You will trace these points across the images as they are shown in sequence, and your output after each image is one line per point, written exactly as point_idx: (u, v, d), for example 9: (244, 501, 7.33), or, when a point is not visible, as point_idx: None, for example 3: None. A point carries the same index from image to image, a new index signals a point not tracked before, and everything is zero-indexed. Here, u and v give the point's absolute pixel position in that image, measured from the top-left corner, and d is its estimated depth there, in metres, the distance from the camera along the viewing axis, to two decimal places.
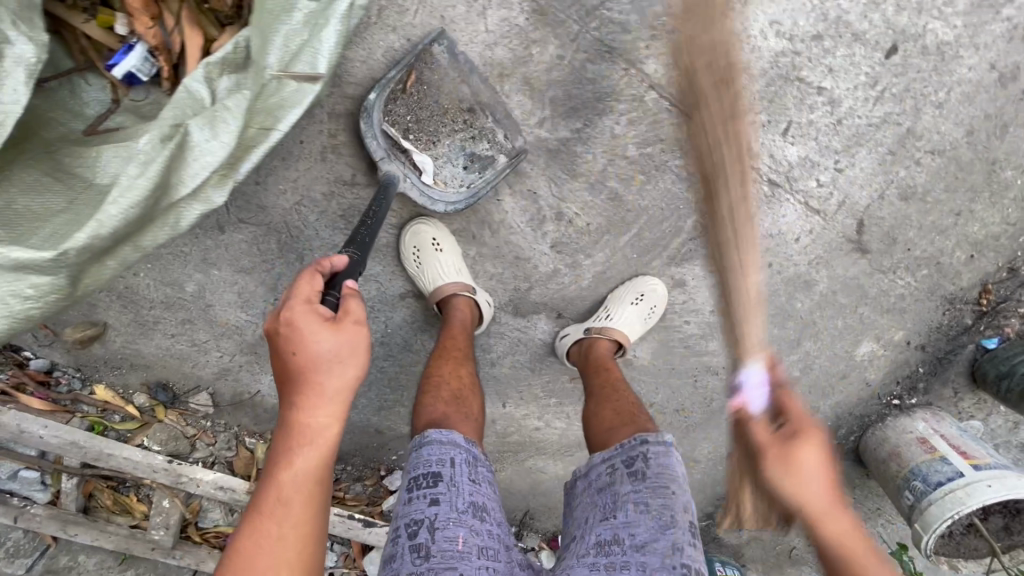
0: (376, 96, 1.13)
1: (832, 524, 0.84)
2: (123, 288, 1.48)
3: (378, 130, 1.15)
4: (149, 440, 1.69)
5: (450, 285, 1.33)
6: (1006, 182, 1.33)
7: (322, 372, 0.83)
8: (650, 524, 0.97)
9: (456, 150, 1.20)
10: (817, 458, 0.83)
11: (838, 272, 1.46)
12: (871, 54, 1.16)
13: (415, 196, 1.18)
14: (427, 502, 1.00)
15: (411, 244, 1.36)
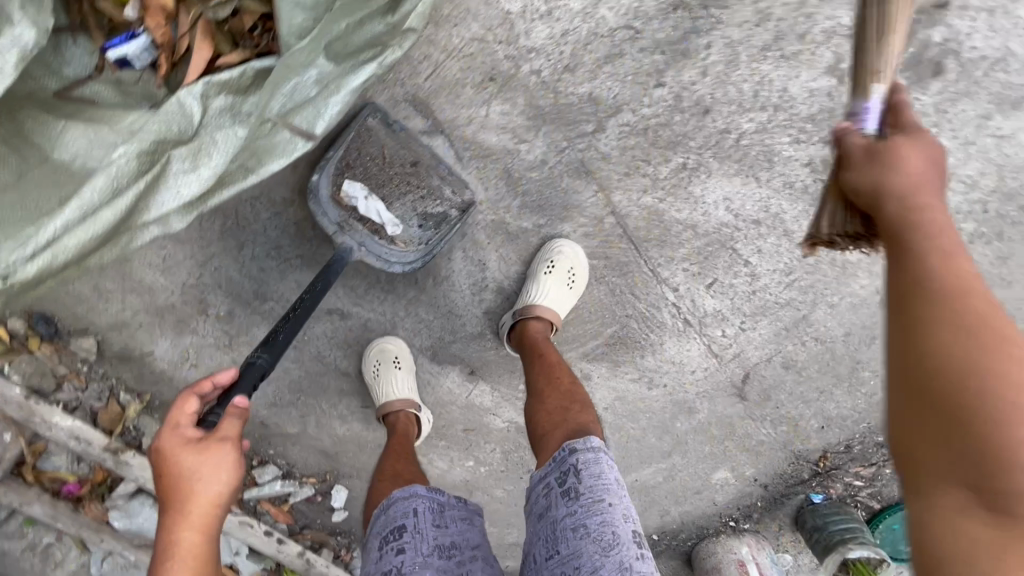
0: (320, 176, 1.18)
1: (941, 325, 0.60)
2: None
3: (327, 207, 1.18)
4: (11, 369, 1.56)
5: (395, 401, 1.51)
6: (864, 379, 1.58)
7: (188, 491, 0.80)
8: (594, 549, 1.00)
9: (408, 210, 1.25)
10: (921, 159, 0.69)
11: (717, 407, 1.66)
12: (792, 250, 1.35)
13: (372, 262, 1.19)
14: (395, 552, 1.14)
15: (374, 356, 1.52)
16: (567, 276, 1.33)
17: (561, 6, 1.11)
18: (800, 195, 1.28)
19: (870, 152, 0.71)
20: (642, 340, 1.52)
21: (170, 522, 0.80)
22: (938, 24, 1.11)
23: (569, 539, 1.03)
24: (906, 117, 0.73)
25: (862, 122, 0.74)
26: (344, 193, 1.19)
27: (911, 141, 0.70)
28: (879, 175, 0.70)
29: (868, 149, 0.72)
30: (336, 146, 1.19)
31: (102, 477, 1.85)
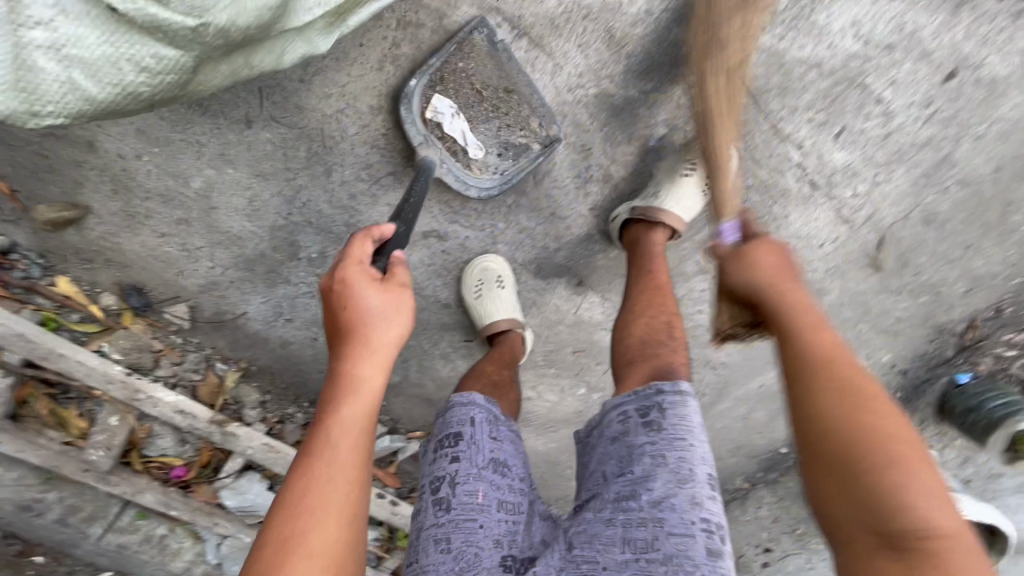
0: (416, 82, 1.19)
1: (808, 348, 0.78)
2: (118, 172, 1.31)
3: (416, 117, 1.19)
4: (109, 347, 1.52)
5: (501, 321, 1.44)
6: (1013, 225, 1.44)
7: (372, 326, 0.83)
8: (670, 478, 0.91)
9: (491, 138, 1.25)
10: (778, 258, 0.88)
11: (849, 284, 1.52)
12: (931, 75, 1.21)
13: (450, 181, 1.21)
14: (449, 460, 1.03)
15: (475, 277, 1.43)
16: (689, 170, 1.29)
17: None
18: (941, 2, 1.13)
19: (735, 257, 0.90)
20: (765, 215, 1.39)
21: (348, 354, 0.82)
22: None
23: (644, 463, 0.93)
24: (751, 227, 0.99)
25: (720, 241, 0.97)
26: (432, 108, 1.21)
27: (765, 241, 0.90)
28: (742, 275, 0.88)
29: (731, 255, 0.92)
30: (438, 53, 1.18)
31: (208, 458, 1.79)
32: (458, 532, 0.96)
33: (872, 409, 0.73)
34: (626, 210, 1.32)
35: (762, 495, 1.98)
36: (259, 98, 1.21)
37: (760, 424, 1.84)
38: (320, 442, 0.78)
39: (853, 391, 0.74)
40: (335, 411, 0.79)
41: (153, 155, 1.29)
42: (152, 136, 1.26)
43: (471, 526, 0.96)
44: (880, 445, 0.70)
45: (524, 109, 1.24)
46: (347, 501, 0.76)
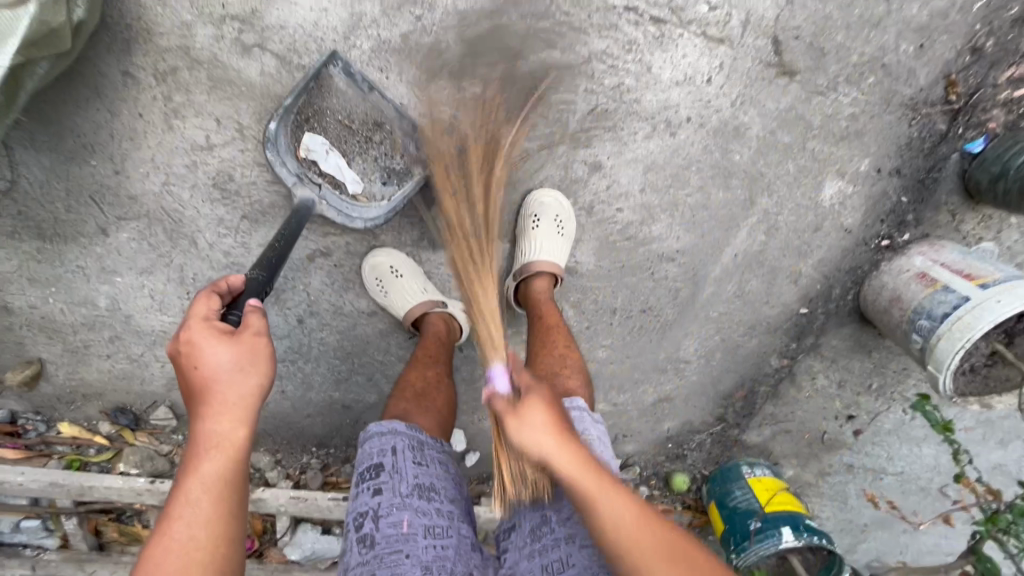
0: (278, 125, 1.14)
1: (578, 480, 0.78)
2: (41, 320, 1.44)
3: (286, 155, 1.15)
4: (126, 466, 1.67)
5: (417, 306, 1.37)
6: None
7: (224, 382, 0.86)
8: (574, 494, 0.93)
9: (371, 165, 1.23)
10: (540, 422, 0.82)
11: (767, 106, 1.30)
12: None
13: (333, 216, 1.18)
14: (370, 493, 0.94)
15: (372, 275, 1.39)
16: (556, 225, 1.33)
17: None
18: None
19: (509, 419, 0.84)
20: (623, 79, 1.24)
21: (203, 412, 0.84)
22: None
23: (553, 486, 0.94)
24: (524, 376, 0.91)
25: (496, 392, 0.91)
26: (303, 147, 1.17)
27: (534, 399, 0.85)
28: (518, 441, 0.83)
29: (506, 410, 0.86)
30: (294, 93, 1.13)
31: (261, 525, 1.93)
32: (383, 568, 0.87)
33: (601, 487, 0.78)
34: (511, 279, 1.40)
35: (811, 366, 1.74)
36: (97, 206, 1.28)
37: (761, 295, 1.63)
38: (178, 501, 0.79)
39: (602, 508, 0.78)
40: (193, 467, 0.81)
41: (56, 294, 1.40)
42: (45, 279, 1.37)
43: (397, 558, 0.87)
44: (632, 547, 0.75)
45: (396, 134, 1.23)
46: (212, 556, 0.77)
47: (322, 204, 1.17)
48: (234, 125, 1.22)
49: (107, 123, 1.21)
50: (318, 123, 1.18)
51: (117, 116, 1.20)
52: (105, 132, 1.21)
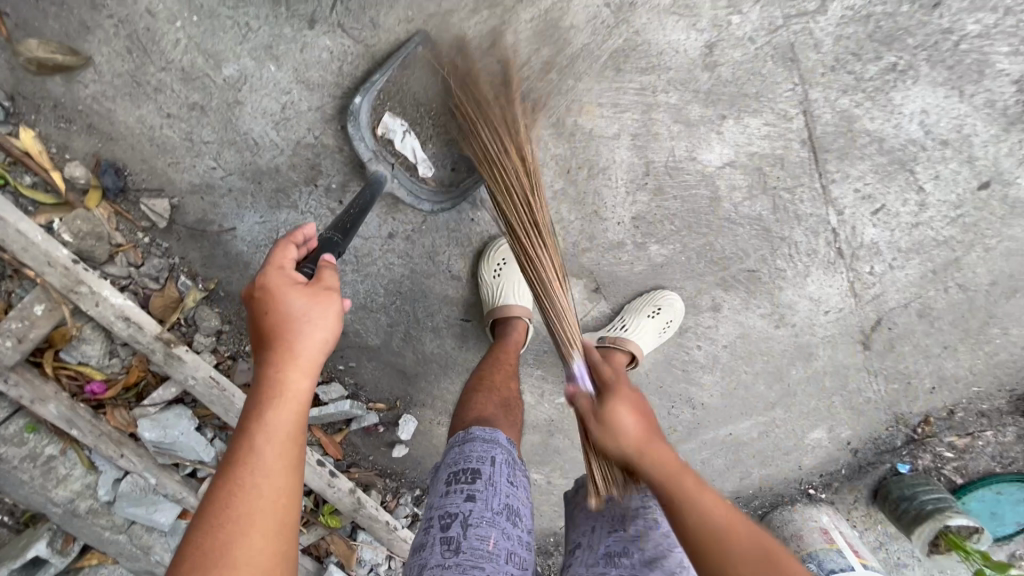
0: (363, 99, 1.16)
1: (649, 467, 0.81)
2: (142, 31, 1.16)
3: (365, 132, 1.17)
4: (60, 226, 1.30)
5: (513, 307, 1.37)
6: (989, 337, 1.55)
7: (297, 332, 0.76)
8: (659, 540, 0.95)
9: (444, 150, 1.24)
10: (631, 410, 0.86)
11: (838, 355, 1.59)
12: (970, 179, 1.29)
13: (401, 196, 1.20)
14: (463, 497, 0.95)
15: (497, 256, 1.39)
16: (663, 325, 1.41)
17: None
18: (994, 116, 1.22)
19: (595, 419, 0.88)
20: (786, 270, 1.42)
21: (270, 361, 0.75)
22: None
23: (639, 523, 0.97)
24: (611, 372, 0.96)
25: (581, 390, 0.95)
26: (383, 125, 1.19)
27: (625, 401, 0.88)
28: (605, 437, 0.87)
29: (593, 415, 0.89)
30: (383, 70, 1.16)
31: (133, 381, 1.57)
32: None
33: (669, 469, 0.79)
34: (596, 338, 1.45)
35: None
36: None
37: (715, 472, 1.86)
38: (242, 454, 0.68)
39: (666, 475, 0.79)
40: (256, 419, 0.70)
41: (189, 24, 1.15)
42: (201, 5, 1.14)
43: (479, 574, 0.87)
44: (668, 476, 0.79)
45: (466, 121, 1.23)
46: (279, 518, 0.67)
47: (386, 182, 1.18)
48: (522, 56, 1.20)
49: None
50: (397, 103, 1.20)
51: None
52: None
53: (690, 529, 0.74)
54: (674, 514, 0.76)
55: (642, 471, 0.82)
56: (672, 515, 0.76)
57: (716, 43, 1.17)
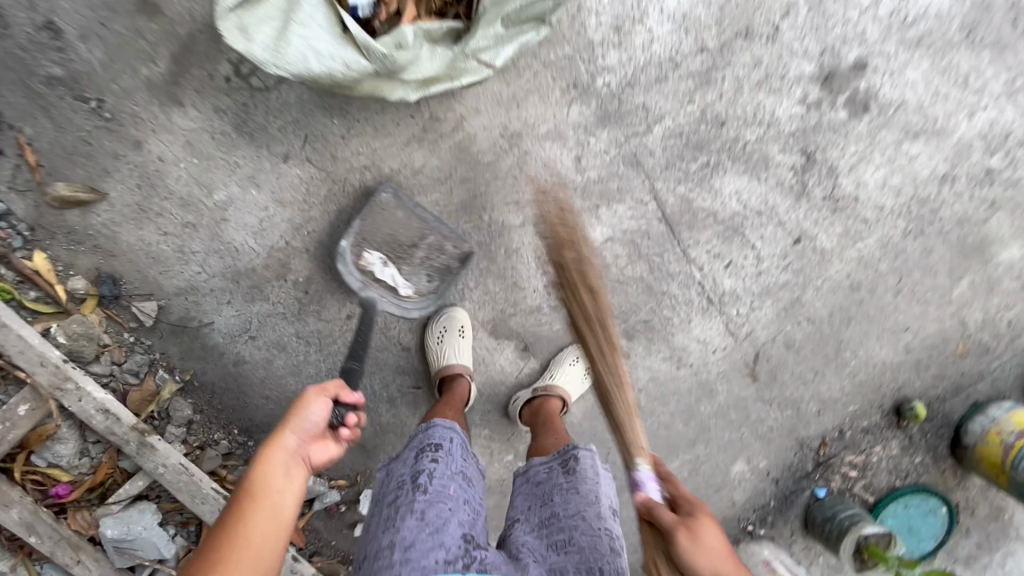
0: (345, 245, 1.52)
1: None
2: (151, 171, 1.51)
3: (351, 266, 1.53)
4: (57, 329, 1.54)
5: (454, 366, 1.62)
6: (845, 361, 1.90)
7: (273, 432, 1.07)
8: (581, 499, 1.17)
9: (417, 266, 1.59)
10: (715, 536, 1.09)
11: (733, 389, 1.89)
12: (786, 236, 1.75)
13: (391, 309, 1.55)
14: (430, 459, 1.16)
15: (440, 325, 1.67)
16: (584, 370, 1.73)
17: (634, 50, 1.53)
18: (787, 191, 1.70)
19: (687, 534, 1.08)
20: (672, 318, 1.78)
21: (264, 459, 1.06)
22: (863, 77, 1.63)
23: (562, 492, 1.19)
24: (674, 489, 1.22)
25: (651, 501, 1.18)
26: (364, 258, 1.55)
27: (706, 518, 1.12)
28: (696, 559, 1.05)
29: (682, 529, 1.09)
30: (358, 219, 1.52)
31: (100, 480, 1.65)
32: (433, 510, 1.07)
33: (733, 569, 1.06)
34: (528, 393, 1.71)
35: None
36: (303, 143, 1.52)
37: None
38: (231, 538, 0.92)
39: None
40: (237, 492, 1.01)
41: (189, 164, 1.51)
42: (199, 151, 1.50)
43: (444, 510, 1.07)
44: None
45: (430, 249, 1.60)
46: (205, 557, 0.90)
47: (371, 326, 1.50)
48: (446, 173, 1.59)
49: (367, 105, 1.50)
50: (372, 238, 1.56)
51: (383, 112, 1.52)
52: (360, 106, 1.50)
53: None
54: None
55: None
56: None
57: (584, 156, 1.61)
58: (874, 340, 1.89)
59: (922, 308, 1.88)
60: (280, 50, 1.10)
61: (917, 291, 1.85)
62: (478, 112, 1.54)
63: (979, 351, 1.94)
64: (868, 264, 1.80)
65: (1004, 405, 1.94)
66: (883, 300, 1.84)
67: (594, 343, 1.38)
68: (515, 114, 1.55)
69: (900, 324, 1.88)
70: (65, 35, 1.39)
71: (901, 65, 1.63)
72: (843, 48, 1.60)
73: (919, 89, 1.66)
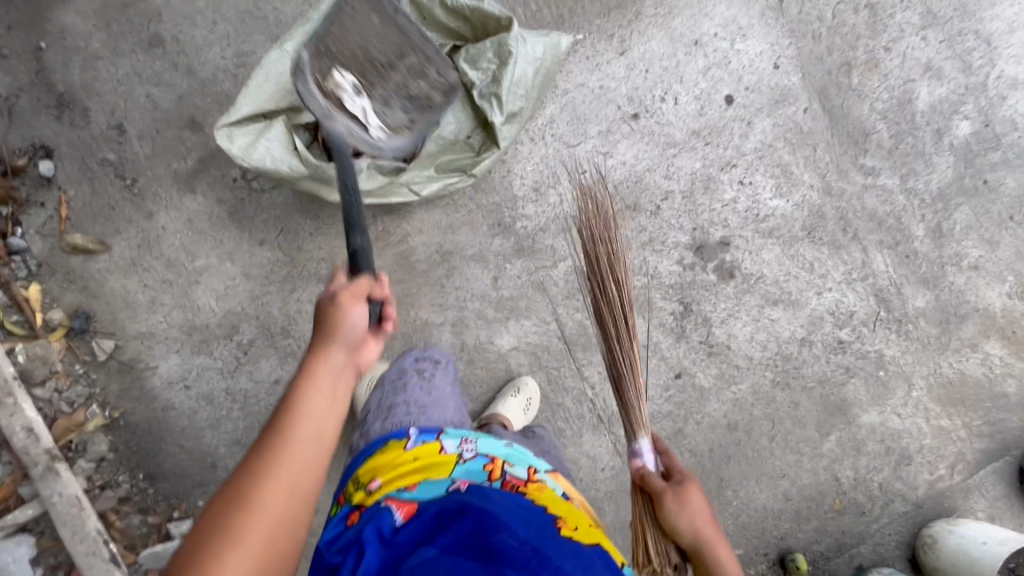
0: (306, 57, 1.40)
1: (704, 531, 1.27)
2: (152, 236, 1.89)
3: (314, 88, 1.40)
4: (21, 350, 1.77)
5: None
6: (726, 499, 2.03)
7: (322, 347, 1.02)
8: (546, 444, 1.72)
9: (391, 87, 1.47)
10: (699, 501, 1.30)
11: (620, 512, 1.99)
12: (667, 370, 2.03)
13: (361, 144, 1.46)
14: (439, 368, 1.73)
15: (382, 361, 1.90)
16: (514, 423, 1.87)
17: (546, 206, 2.02)
18: (668, 332, 2.04)
19: (677, 496, 1.29)
20: (565, 429, 1.98)
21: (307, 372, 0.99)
22: (728, 252, 2.09)
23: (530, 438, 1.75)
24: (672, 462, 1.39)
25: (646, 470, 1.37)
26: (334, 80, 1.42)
27: (695, 488, 1.32)
28: (680, 513, 1.28)
29: (671, 493, 1.29)
30: (323, 27, 1.41)
31: None
32: (439, 396, 1.61)
33: (711, 528, 1.27)
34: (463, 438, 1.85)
35: None
36: (277, 233, 1.92)
37: None
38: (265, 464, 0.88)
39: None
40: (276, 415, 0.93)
41: (183, 236, 1.90)
42: (195, 227, 1.90)
43: (445, 400, 1.61)
44: (709, 546, 1.26)
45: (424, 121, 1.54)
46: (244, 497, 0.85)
47: (351, 196, 1.32)
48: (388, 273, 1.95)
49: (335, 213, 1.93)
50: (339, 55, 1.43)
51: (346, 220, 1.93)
52: (330, 213, 1.93)
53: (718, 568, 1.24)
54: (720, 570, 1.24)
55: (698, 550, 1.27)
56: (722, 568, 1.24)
57: (502, 276, 1.99)
58: (753, 482, 2.04)
59: (797, 458, 2.06)
60: (250, 150, 1.56)
61: (790, 440, 2.06)
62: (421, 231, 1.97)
63: (855, 510, 2.07)
64: (742, 407, 2.05)
65: (884, 571, 2.00)
66: (760, 444, 2.05)
67: (618, 348, 1.56)
68: (451, 237, 1.98)
69: (777, 471, 2.05)
70: (128, 134, 1.90)
71: (758, 247, 2.09)
72: (710, 228, 2.08)
73: (774, 267, 2.09)
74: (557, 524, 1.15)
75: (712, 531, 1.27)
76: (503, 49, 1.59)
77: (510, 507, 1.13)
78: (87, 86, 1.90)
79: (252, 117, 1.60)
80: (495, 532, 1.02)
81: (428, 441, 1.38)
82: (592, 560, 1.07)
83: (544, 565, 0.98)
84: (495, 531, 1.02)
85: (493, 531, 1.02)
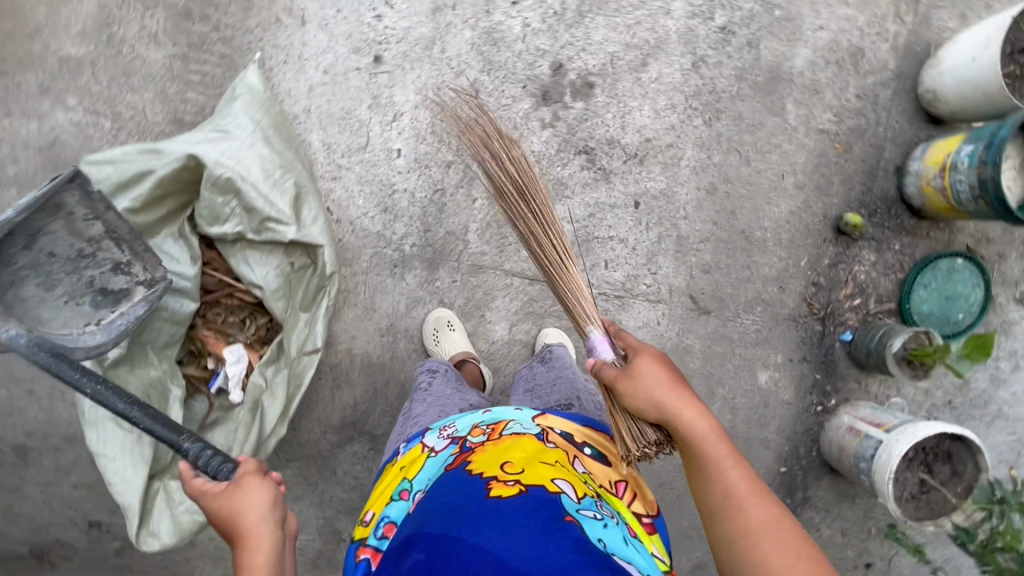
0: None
1: (668, 396, 1.13)
2: (212, 550, 1.91)
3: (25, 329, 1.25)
4: None
5: (455, 355, 1.79)
6: (760, 239, 2.02)
7: (243, 526, 1.02)
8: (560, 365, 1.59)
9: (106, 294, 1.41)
10: (654, 371, 1.16)
11: (700, 333, 2.05)
12: (626, 208, 1.94)
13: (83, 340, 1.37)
14: (433, 374, 1.60)
15: (431, 326, 1.85)
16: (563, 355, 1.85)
17: (408, 211, 1.84)
18: (596, 183, 1.91)
19: (626, 376, 1.18)
20: None
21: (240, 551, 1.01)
22: (568, 71, 1.85)
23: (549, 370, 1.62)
24: (626, 341, 1.28)
25: (601, 362, 1.26)
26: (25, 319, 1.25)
27: (645, 356, 1.20)
28: (635, 392, 1.16)
29: (621, 376, 1.19)
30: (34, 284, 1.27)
31: None
32: (440, 398, 1.50)
33: (679, 393, 1.14)
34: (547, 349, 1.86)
35: (808, 518, 2.18)
36: (276, 453, 1.87)
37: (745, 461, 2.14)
38: None
39: (702, 441, 1.09)
40: None
41: None
42: None
43: (446, 397, 1.50)
44: (674, 414, 1.13)
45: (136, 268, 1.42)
46: None
47: (89, 385, 1.15)
48: (373, 387, 1.88)
49: None
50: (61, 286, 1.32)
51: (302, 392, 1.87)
52: None
53: (695, 436, 1.10)
54: (695, 437, 1.09)
55: (670, 425, 1.13)
56: (696, 436, 1.09)
57: (445, 293, 1.89)
58: (766, 206, 2.01)
59: (777, 154, 1.99)
60: (177, 524, 1.53)
61: (760, 147, 1.98)
62: (355, 335, 1.86)
63: (855, 135, 2.01)
64: (704, 167, 1.95)
65: (919, 152, 1.97)
66: (743, 176, 1.98)
67: (540, 244, 1.44)
68: (378, 313, 1.86)
69: (774, 179, 2.00)
70: (100, 521, 1.85)
71: (584, 39, 1.85)
72: (536, 70, 1.84)
73: (613, 39, 1.87)
74: (493, 484, 0.97)
75: (679, 396, 1.14)
76: (223, 182, 1.43)
77: (442, 495, 0.97)
78: (35, 527, 1.85)
79: (150, 494, 1.53)
80: (411, 551, 0.87)
81: (414, 445, 1.23)
82: (526, 508, 0.91)
83: (456, 550, 0.82)
84: (412, 547, 0.87)
85: (412, 548, 0.88)
